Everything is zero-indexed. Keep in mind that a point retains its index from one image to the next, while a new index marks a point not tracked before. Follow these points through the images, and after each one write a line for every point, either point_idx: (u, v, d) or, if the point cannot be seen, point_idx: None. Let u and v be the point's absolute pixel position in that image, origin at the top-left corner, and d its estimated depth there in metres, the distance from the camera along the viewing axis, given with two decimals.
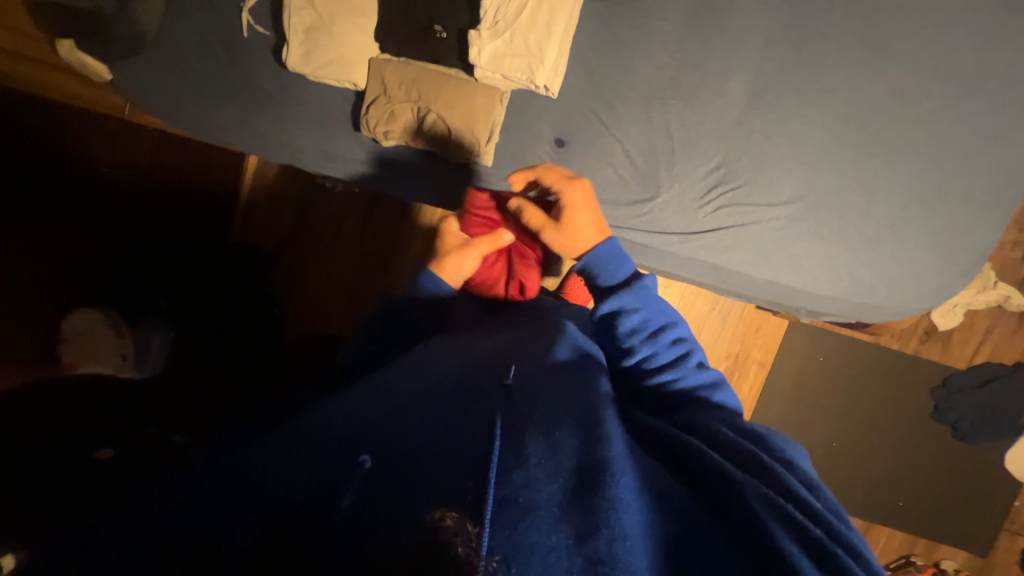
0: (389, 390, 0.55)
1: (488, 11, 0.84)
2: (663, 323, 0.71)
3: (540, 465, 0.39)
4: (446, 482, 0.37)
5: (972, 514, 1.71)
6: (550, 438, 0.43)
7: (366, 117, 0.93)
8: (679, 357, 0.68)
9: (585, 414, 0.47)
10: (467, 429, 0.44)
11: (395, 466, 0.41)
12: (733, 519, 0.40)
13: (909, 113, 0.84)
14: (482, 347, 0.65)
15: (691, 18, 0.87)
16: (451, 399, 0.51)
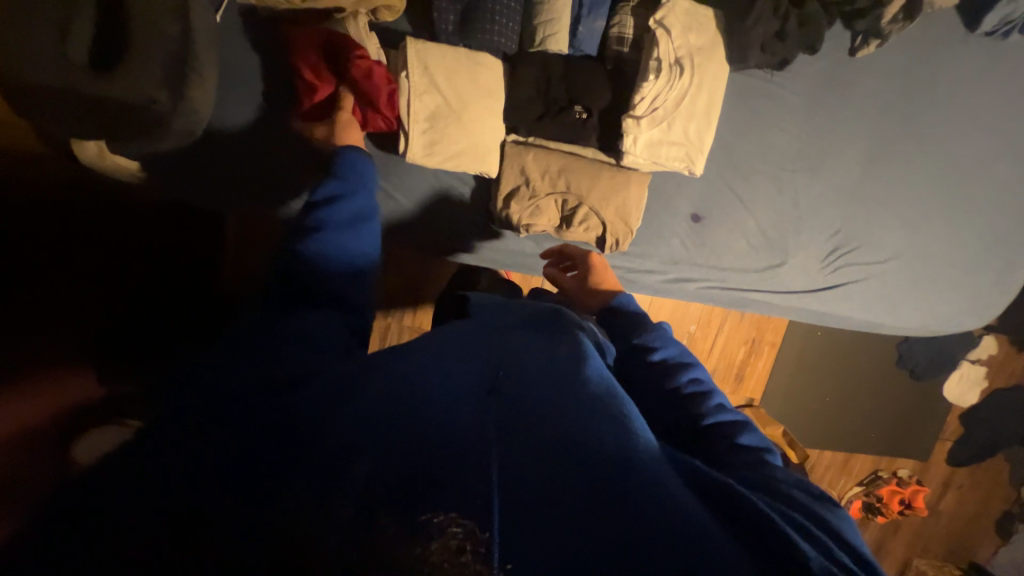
0: (383, 379, 0.44)
1: (645, 96, 0.78)
2: (689, 364, 0.65)
3: (538, 473, 0.38)
4: (454, 491, 0.35)
5: (922, 432, 2.15)
6: (566, 442, 0.40)
7: (505, 210, 0.84)
8: (701, 396, 0.61)
9: (610, 420, 0.44)
10: (473, 439, 0.39)
11: (402, 465, 0.36)
12: (742, 512, 0.40)
13: (981, 172, 0.98)
14: (479, 341, 0.54)
15: (820, 89, 0.89)
16: (458, 407, 0.43)
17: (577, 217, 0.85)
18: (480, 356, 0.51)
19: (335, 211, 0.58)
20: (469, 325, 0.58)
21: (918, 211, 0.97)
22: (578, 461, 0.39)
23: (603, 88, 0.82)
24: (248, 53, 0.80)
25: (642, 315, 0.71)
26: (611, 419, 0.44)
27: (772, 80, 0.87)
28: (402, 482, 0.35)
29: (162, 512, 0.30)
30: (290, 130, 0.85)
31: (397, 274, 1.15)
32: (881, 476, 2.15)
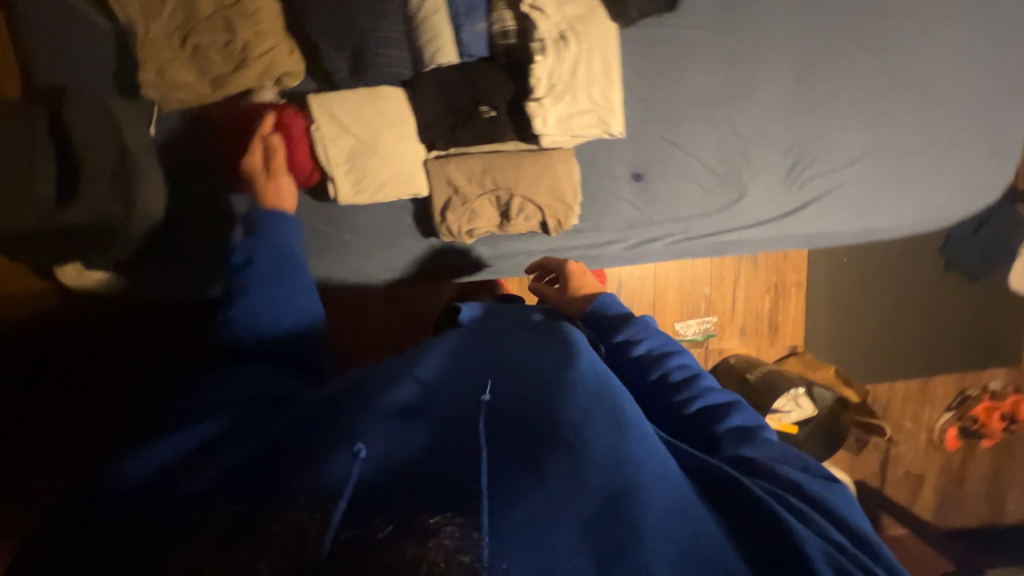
0: (378, 418, 0.44)
1: (541, 77, 0.79)
2: (673, 351, 0.66)
3: (539, 494, 0.38)
4: (442, 485, 0.38)
5: (1005, 336, 1.92)
6: (564, 451, 0.41)
7: (445, 223, 0.87)
8: (689, 381, 0.63)
9: (616, 433, 0.44)
10: (456, 454, 0.41)
11: (395, 493, 0.38)
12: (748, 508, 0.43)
13: (926, 43, 0.91)
14: (464, 360, 0.56)
15: (721, 16, 0.88)
16: (450, 432, 0.43)
17: (513, 209, 0.87)
18: (478, 376, 0.52)
19: (265, 245, 0.61)
20: (463, 341, 0.62)
21: (870, 100, 0.91)
22: (581, 481, 0.40)
23: (504, 82, 0.84)
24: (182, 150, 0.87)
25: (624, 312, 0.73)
26: (615, 431, 0.44)
27: (670, 23, 0.87)
28: (401, 507, 0.37)
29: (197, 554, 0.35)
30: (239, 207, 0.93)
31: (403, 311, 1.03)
32: (970, 395, 1.98)
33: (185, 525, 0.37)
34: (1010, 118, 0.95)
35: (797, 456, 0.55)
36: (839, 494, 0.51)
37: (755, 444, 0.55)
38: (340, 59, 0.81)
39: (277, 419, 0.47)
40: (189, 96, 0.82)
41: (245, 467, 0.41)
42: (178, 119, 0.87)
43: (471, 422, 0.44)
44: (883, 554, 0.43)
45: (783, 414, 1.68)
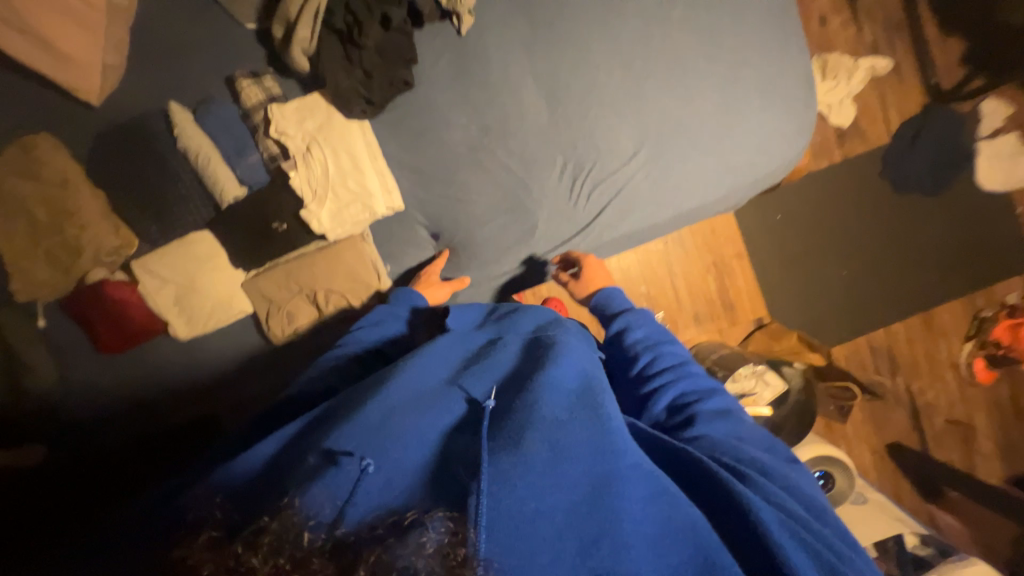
0: (408, 422, 0.53)
1: (303, 188, 0.90)
2: (666, 339, 0.78)
3: (541, 489, 0.45)
4: (452, 490, 0.43)
5: (990, 241, 1.74)
6: (555, 446, 0.48)
7: (271, 330, 0.98)
8: (678, 362, 0.73)
9: (598, 428, 0.51)
10: (468, 452, 0.49)
11: (416, 488, 0.44)
12: (718, 485, 0.50)
13: (669, 26, 0.91)
14: (483, 368, 0.65)
15: (457, 75, 0.93)
16: (468, 440, 0.51)
17: (322, 301, 0.97)
18: (491, 385, 0.60)
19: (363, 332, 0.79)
20: (455, 353, 0.71)
21: (624, 95, 0.92)
22: (564, 473, 0.47)
23: (283, 198, 0.94)
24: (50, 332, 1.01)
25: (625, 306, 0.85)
26: (593, 428, 0.51)
27: (411, 96, 0.93)
28: (421, 504, 0.42)
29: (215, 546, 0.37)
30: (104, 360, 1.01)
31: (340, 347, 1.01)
32: (987, 317, 1.73)
33: (183, 534, 0.40)
34: (782, 60, 0.92)
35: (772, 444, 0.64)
36: (801, 478, 0.60)
37: (730, 418, 0.64)
38: (156, 223, 0.97)
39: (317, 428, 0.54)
40: (47, 290, 0.97)
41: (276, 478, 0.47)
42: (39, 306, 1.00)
43: (473, 427, 0.53)
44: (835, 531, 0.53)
45: (754, 396, 1.48)
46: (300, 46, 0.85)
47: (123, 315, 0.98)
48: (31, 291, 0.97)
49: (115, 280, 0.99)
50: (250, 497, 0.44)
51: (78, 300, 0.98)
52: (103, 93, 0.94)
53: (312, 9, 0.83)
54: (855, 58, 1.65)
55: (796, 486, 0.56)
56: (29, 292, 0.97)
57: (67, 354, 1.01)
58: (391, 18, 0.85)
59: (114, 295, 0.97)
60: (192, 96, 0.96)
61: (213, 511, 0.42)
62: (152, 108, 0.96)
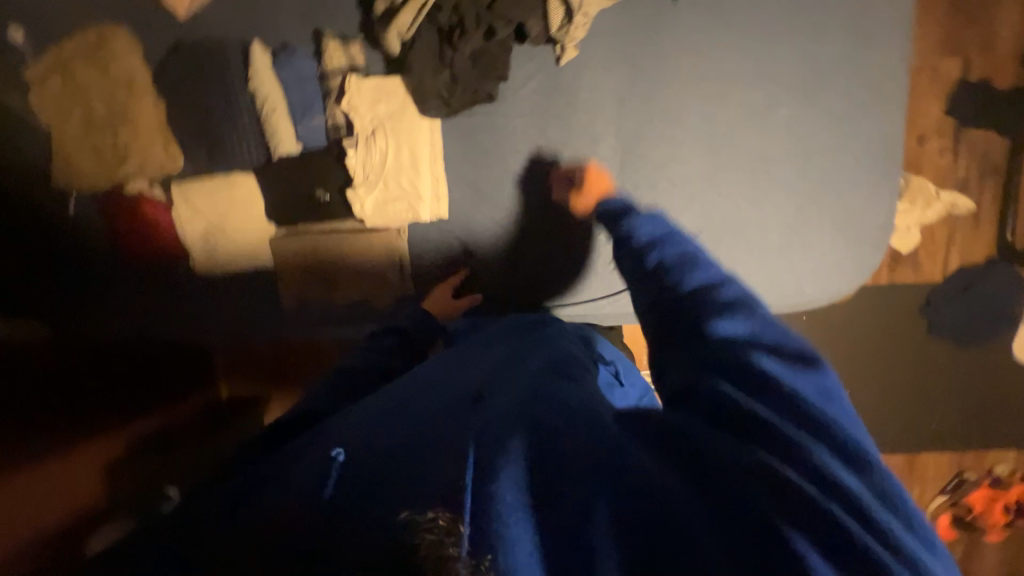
0: (385, 409, 0.50)
1: (356, 168, 0.89)
2: (673, 237, 0.64)
3: (518, 466, 0.38)
4: (426, 475, 0.40)
5: (1003, 411, 1.70)
6: (532, 426, 0.41)
7: (284, 291, 1.00)
8: (677, 261, 0.59)
9: (585, 409, 0.43)
10: (446, 427, 0.45)
11: (394, 468, 0.42)
12: (707, 463, 0.37)
13: (769, 124, 0.86)
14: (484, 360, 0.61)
15: (542, 104, 0.90)
16: (448, 414, 0.47)
17: (340, 282, 0.97)
18: (486, 370, 0.56)
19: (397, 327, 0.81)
20: (452, 352, 0.67)
21: (699, 178, 0.89)
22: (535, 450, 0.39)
23: (333, 171, 0.94)
24: (75, 220, 1.02)
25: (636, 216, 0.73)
26: (577, 405, 0.44)
27: (489, 110, 0.90)
28: (402, 489, 0.40)
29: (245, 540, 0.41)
30: (121, 265, 1.04)
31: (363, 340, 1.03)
32: (969, 480, 1.72)
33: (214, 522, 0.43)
34: (865, 200, 0.87)
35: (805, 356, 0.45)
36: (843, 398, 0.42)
37: (739, 317, 0.49)
38: (204, 152, 0.96)
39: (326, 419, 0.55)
40: (83, 181, 0.98)
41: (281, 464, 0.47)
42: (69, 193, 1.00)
43: (446, 408, 0.48)
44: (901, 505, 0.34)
45: None
46: (398, 31, 0.83)
47: (154, 234, 1.00)
48: (70, 178, 0.97)
49: (150, 197, 0.98)
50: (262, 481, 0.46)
51: (114, 201, 0.99)
52: (193, 9, 0.93)
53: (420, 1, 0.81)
54: (940, 188, 1.59)
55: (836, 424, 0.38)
56: (68, 179, 0.98)
57: (86, 247, 1.03)
58: (495, 30, 0.81)
59: (149, 213, 0.99)
60: (275, 37, 0.94)
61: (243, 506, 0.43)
62: (232, 37, 0.94)
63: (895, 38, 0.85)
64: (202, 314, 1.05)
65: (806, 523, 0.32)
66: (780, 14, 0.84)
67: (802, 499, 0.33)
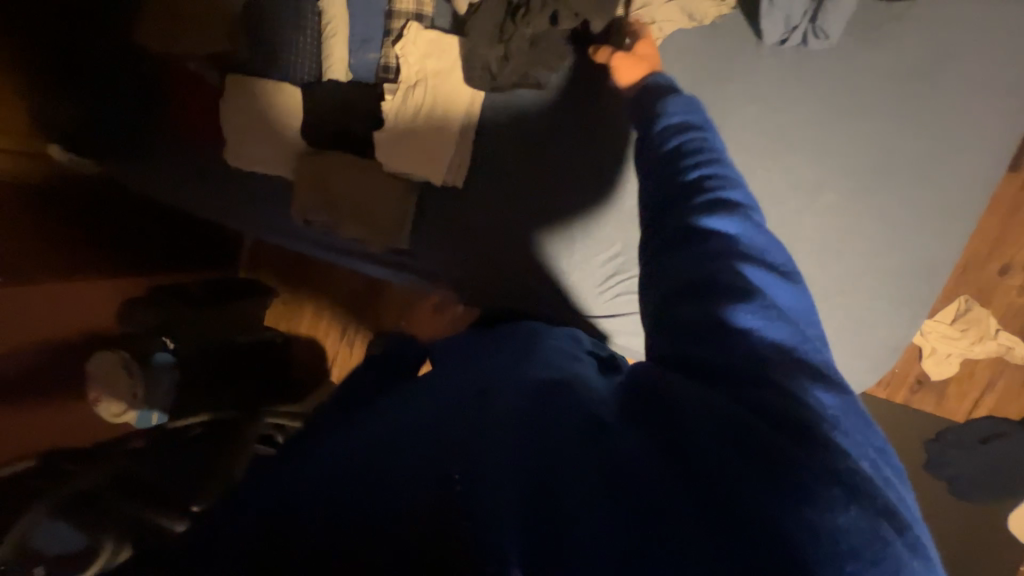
0: (381, 418, 0.56)
1: (388, 114, 0.90)
2: (699, 141, 0.59)
3: (506, 463, 0.42)
4: (423, 463, 0.44)
5: None
6: (517, 428, 0.45)
7: (296, 201, 1.01)
8: (689, 175, 0.56)
9: (558, 400, 0.49)
10: (443, 425, 0.49)
11: (397, 462, 0.46)
12: (699, 471, 0.40)
13: (811, 204, 0.79)
14: (469, 368, 0.63)
15: (588, 113, 0.89)
16: (442, 412, 0.52)
17: (346, 214, 0.98)
18: (471, 380, 0.58)
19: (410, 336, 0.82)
20: (451, 358, 0.72)
21: None
22: (516, 444, 0.44)
23: (372, 110, 0.96)
24: (137, 79, 1.08)
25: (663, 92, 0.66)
26: (546, 402, 0.49)
27: (534, 98, 0.89)
28: (421, 481, 0.42)
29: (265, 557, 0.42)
30: (162, 133, 1.09)
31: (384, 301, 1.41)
32: None
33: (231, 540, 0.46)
34: (881, 316, 0.80)
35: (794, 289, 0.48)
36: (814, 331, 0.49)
37: (731, 220, 0.52)
38: (261, 53, 0.99)
39: (335, 434, 0.59)
40: (156, 46, 1.04)
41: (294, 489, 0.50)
42: (139, 52, 1.06)
43: (445, 408, 0.52)
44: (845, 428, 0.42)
45: None
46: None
47: (204, 114, 1.06)
48: (146, 40, 1.04)
49: (211, 79, 1.04)
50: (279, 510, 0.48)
51: (179, 74, 1.05)
52: None
53: None
54: (1000, 327, 1.44)
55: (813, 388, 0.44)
56: (143, 41, 1.04)
57: (137, 106, 1.09)
58: (559, 20, 0.78)
59: (207, 94, 1.05)
60: None
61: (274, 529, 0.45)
62: None
63: (987, 156, 0.75)
64: (218, 194, 1.10)
65: (818, 525, 0.36)
66: (870, 90, 0.75)
67: (793, 501, 0.37)
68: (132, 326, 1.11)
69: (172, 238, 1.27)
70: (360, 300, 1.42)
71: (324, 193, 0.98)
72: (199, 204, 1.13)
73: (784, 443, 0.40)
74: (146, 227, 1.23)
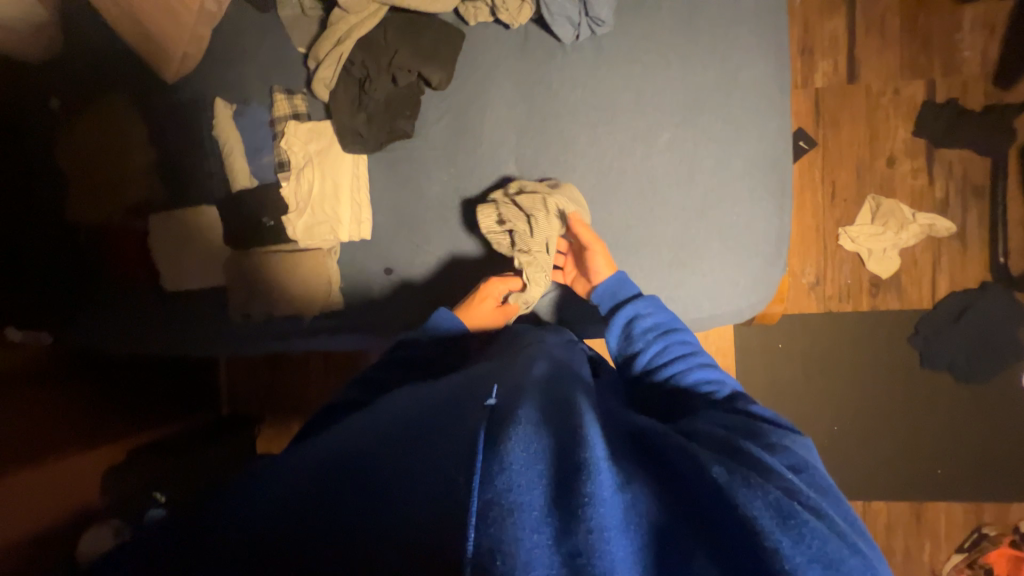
0: (369, 433, 0.58)
1: (290, 198, 1.03)
2: (673, 325, 0.85)
3: (524, 474, 0.49)
4: (434, 480, 0.49)
5: (1021, 455, 1.51)
6: (530, 437, 0.53)
7: (234, 305, 1.11)
8: (682, 355, 0.81)
9: (572, 417, 0.59)
10: (444, 446, 0.53)
11: (383, 477, 0.50)
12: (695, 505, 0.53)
13: (654, 148, 0.91)
14: (467, 375, 0.73)
15: (452, 141, 1.01)
16: (466, 427, 0.56)
17: (279, 296, 1.09)
18: (471, 395, 0.64)
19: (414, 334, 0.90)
20: (425, 373, 0.78)
21: (592, 200, 0.95)
22: (538, 455, 0.52)
23: (278, 202, 1.08)
24: (77, 247, 1.20)
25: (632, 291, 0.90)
26: (571, 420, 0.58)
27: (406, 145, 1.03)
28: (424, 496, 0.47)
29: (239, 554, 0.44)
30: (106, 285, 1.20)
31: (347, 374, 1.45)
32: (988, 534, 1.50)
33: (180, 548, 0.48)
34: (755, 216, 0.89)
35: (757, 428, 0.70)
36: (784, 443, 0.69)
37: (713, 388, 0.78)
38: (183, 191, 1.16)
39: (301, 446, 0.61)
40: (87, 213, 1.18)
41: (246, 487, 0.53)
42: (74, 223, 1.19)
43: (443, 420, 0.59)
44: (818, 509, 0.55)
45: None
46: (323, 82, 0.97)
47: (136, 255, 1.18)
48: (76, 214, 1.18)
49: (135, 224, 1.17)
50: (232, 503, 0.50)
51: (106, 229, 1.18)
52: (179, 75, 1.14)
53: (337, 55, 0.94)
54: (915, 210, 1.53)
55: (786, 480, 0.58)
56: (74, 214, 1.19)
57: (79, 269, 1.20)
58: (400, 79, 0.95)
59: (133, 238, 1.17)
60: (239, 94, 1.13)
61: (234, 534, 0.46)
62: (207, 96, 1.14)
63: (773, 65, 0.89)
64: (182, 332, 1.18)
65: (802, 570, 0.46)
66: (659, 47, 0.90)
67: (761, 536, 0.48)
68: (112, 498, 1.12)
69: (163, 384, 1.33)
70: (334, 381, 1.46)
71: (258, 287, 1.09)
72: (147, 337, 1.20)
73: (775, 509, 0.52)
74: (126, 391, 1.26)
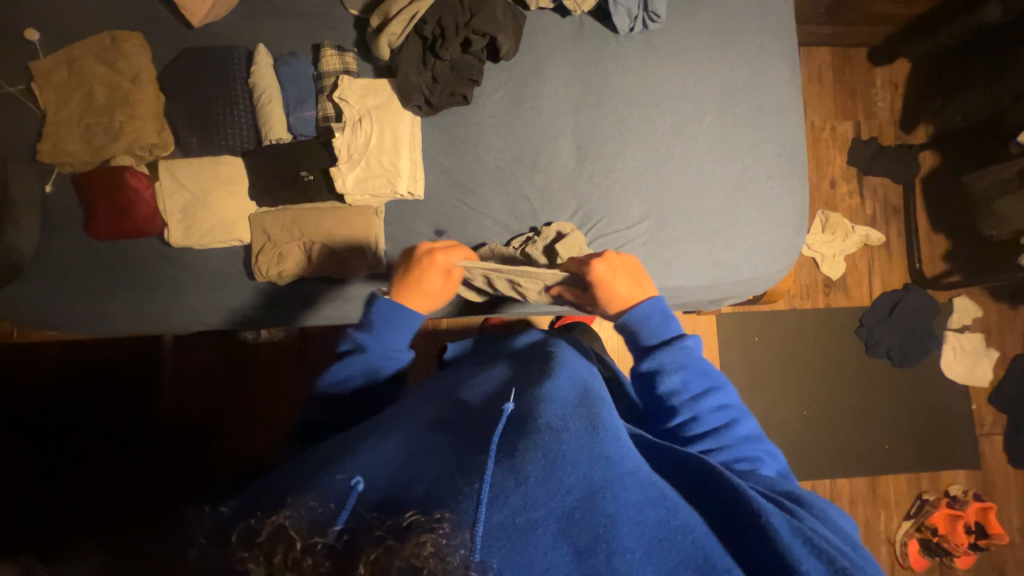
0: (384, 444, 0.54)
1: (342, 150, 0.99)
2: (707, 385, 0.72)
3: (539, 501, 0.45)
4: (434, 489, 0.45)
5: (946, 428, 1.79)
6: (548, 455, 0.48)
7: (257, 265, 1.00)
8: (721, 424, 0.69)
9: (594, 439, 0.52)
10: (459, 458, 0.49)
11: (384, 489, 0.46)
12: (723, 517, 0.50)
13: (697, 130, 1.04)
14: (487, 383, 0.67)
15: (510, 111, 1.05)
16: (474, 439, 0.52)
17: (314, 254, 1.00)
18: (494, 404, 0.59)
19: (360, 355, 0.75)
20: (438, 387, 0.72)
21: (644, 171, 1.03)
22: (554, 477, 0.47)
23: (321, 156, 1.02)
24: (63, 202, 1.05)
25: (673, 334, 0.77)
26: (590, 435, 0.53)
27: (465, 111, 1.05)
28: (414, 501, 0.44)
29: (228, 526, 0.41)
30: (92, 250, 1.05)
31: (325, 357, 1.32)
32: (928, 500, 1.74)
33: (233, 512, 0.44)
34: (781, 191, 1.03)
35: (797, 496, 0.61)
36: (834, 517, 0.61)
37: (752, 463, 0.67)
38: (196, 141, 1.04)
39: (310, 449, 0.58)
40: (76, 162, 1.03)
41: (270, 476, 0.53)
42: (65, 175, 1.06)
43: (454, 432, 0.55)
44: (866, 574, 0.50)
45: None
46: (387, 38, 0.96)
47: (125, 207, 1.01)
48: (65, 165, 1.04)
49: (135, 174, 1.04)
50: (270, 491, 0.48)
51: (94, 180, 1.02)
52: (205, 20, 1.05)
53: (410, 12, 0.95)
54: (853, 223, 1.85)
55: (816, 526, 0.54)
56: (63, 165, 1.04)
57: (58, 226, 1.05)
58: (472, 42, 0.98)
59: (126, 187, 1.02)
60: (279, 48, 1.08)
61: (255, 510, 0.44)
62: (239, 45, 1.07)
63: (788, 72, 1.07)
64: (182, 301, 1.05)
65: None
66: (698, 49, 1.05)
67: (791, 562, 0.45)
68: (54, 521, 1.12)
69: (115, 383, 1.23)
70: (314, 368, 1.32)
71: (291, 243, 1.00)
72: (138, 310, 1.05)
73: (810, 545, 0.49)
74: (66, 424, 1.19)
